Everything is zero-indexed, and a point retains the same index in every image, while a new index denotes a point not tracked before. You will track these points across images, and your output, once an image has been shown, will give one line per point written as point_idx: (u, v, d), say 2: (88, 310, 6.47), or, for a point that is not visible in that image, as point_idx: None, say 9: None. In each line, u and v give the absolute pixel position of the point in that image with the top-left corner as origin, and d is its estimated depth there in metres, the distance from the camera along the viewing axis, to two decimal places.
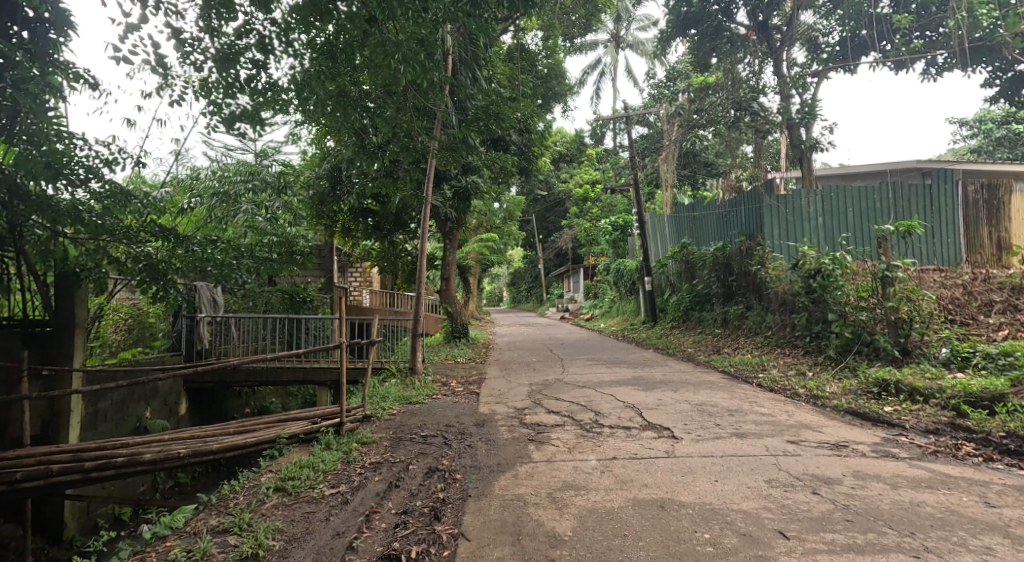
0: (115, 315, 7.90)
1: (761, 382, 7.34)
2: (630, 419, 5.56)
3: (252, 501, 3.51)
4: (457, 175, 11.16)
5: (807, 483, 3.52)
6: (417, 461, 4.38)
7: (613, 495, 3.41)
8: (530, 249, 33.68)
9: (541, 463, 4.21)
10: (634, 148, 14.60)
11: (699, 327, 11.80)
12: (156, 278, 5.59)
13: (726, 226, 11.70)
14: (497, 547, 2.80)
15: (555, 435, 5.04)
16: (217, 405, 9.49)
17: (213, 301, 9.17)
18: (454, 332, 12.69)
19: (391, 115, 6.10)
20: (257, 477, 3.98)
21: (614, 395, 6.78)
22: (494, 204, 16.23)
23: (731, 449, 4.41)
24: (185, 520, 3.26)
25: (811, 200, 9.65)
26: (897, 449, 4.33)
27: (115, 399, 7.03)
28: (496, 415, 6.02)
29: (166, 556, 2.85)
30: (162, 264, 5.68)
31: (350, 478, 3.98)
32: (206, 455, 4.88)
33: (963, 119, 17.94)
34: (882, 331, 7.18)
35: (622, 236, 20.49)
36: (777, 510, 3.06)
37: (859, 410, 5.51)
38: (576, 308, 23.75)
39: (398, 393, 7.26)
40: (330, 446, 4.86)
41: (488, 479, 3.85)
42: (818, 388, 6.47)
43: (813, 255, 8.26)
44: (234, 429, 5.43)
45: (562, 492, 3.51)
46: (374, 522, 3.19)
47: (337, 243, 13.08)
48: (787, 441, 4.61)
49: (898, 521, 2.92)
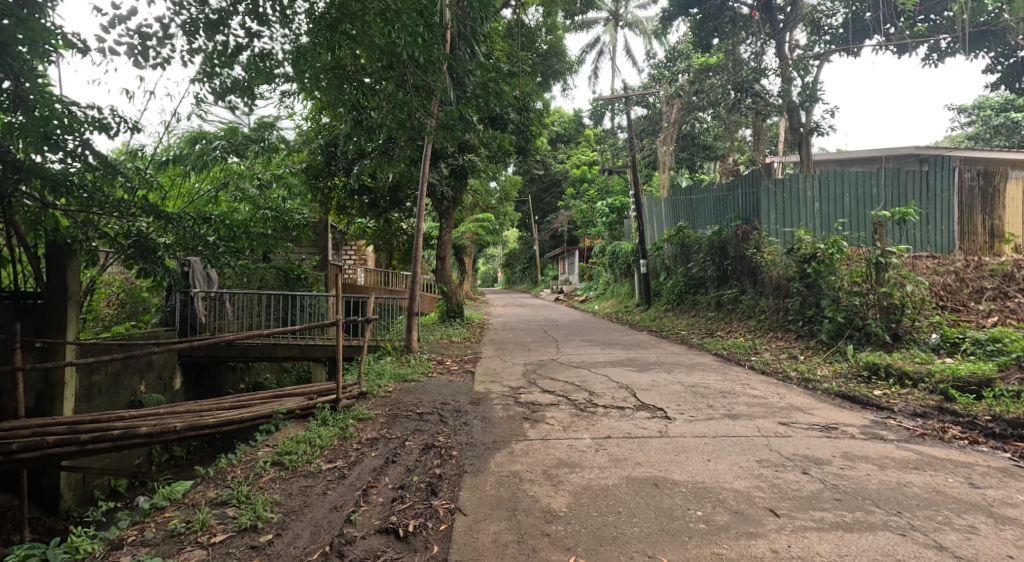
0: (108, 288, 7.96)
1: (754, 364, 7.44)
2: (624, 399, 5.63)
3: (250, 475, 3.53)
4: (454, 153, 11.10)
5: (797, 463, 3.59)
6: (413, 438, 4.43)
7: (607, 473, 3.46)
8: (525, 230, 33.64)
9: (536, 441, 4.26)
10: (632, 129, 14.59)
11: (693, 310, 11.89)
12: (143, 256, 5.58)
13: (722, 210, 11.72)
14: (493, 522, 2.82)
15: (550, 414, 5.11)
16: (212, 380, 9.55)
17: (208, 276, 9.20)
18: (450, 311, 12.72)
19: (391, 91, 6.04)
20: (254, 451, 4.02)
21: (608, 375, 6.86)
22: (491, 184, 16.20)
23: (723, 430, 4.48)
24: (184, 492, 3.26)
25: (809, 185, 9.75)
26: (884, 432, 4.41)
27: (109, 372, 7.04)
28: (491, 393, 6.09)
29: (165, 526, 2.84)
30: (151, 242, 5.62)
31: (347, 454, 4.02)
32: (203, 429, 4.93)
33: (961, 106, 17.89)
34: (874, 317, 7.28)
35: (619, 218, 20.43)
36: (768, 490, 3.12)
37: (849, 393, 5.59)
38: (571, 289, 23.82)
39: (394, 370, 7.31)
40: (327, 421, 4.90)
41: (483, 456, 3.89)
42: (809, 371, 6.57)
43: (809, 241, 8.48)
44: (230, 404, 5.46)
45: (558, 469, 3.56)
46: (372, 496, 3.22)
47: (333, 221, 13.04)
48: (779, 422, 4.69)
49: (884, 500, 2.96)
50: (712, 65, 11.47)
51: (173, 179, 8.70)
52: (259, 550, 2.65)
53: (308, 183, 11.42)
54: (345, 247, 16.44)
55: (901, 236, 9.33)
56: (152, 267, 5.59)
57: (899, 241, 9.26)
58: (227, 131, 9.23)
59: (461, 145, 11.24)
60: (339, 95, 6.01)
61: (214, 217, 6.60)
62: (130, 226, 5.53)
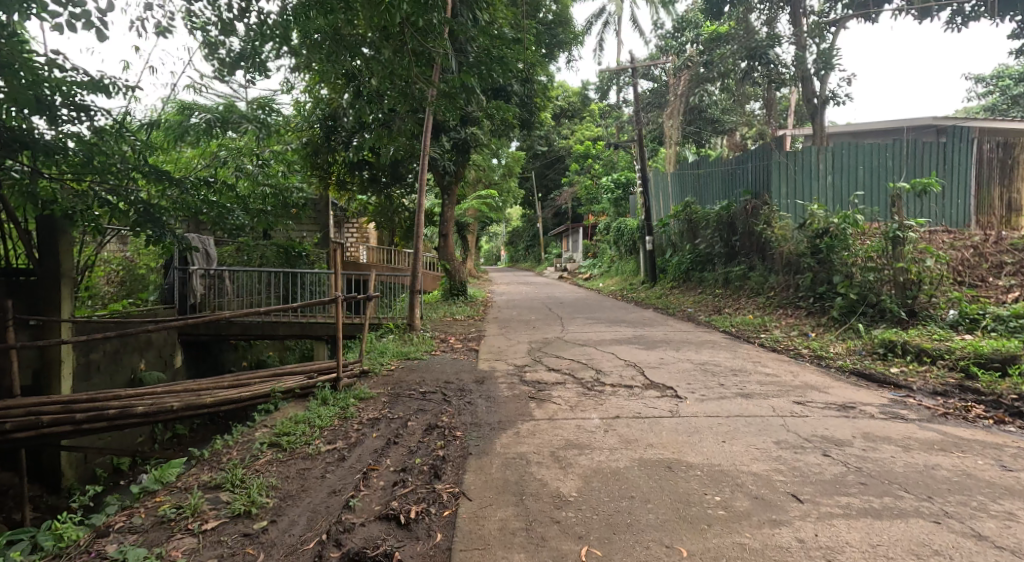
0: (105, 266, 7.96)
1: (763, 341, 7.28)
2: (633, 377, 5.49)
3: (246, 457, 3.39)
4: (455, 126, 10.83)
5: (817, 445, 3.43)
6: (416, 417, 4.28)
7: (617, 456, 3.32)
8: (529, 208, 33.30)
9: (543, 421, 4.10)
10: (638, 102, 14.31)
11: (700, 287, 11.71)
12: (152, 222, 5.87)
13: (731, 184, 11.46)
14: (499, 507, 2.68)
15: (556, 393, 4.96)
16: (214, 359, 9.47)
17: (207, 254, 8.98)
18: (454, 288, 12.55)
19: (388, 57, 5.78)
20: (251, 432, 3.90)
21: (615, 353, 6.71)
22: (495, 160, 15.95)
23: (737, 410, 4.32)
24: (178, 473, 3.13)
25: (821, 157, 9.46)
26: (905, 411, 4.24)
27: (107, 350, 6.92)
28: (496, 371, 5.97)
29: (155, 511, 2.69)
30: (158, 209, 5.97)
31: (347, 435, 3.88)
32: (200, 408, 4.80)
33: (980, 75, 17.38)
34: (889, 293, 7.10)
35: (624, 193, 20.14)
36: (788, 473, 2.97)
37: (865, 371, 5.43)
38: (575, 267, 23.60)
39: (396, 348, 7.18)
40: (327, 401, 4.75)
41: (488, 437, 3.74)
42: (822, 348, 6.44)
43: (822, 215, 8.27)
44: (229, 383, 5.33)
45: (566, 450, 3.42)
46: (372, 479, 3.08)
47: (334, 197, 12.87)
48: (794, 402, 4.54)
49: (914, 485, 2.79)
50: (722, 34, 11.25)
51: (164, 143, 8.47)
52: (252, 538, 2.50)
53: (308, 161, 11.16)
54: (347, 224, 16.25)
55: (918, 209, 9.02)
56: (160, 233, 5.90)
57: (915, 214, 8.96)
58: (221, 105, 9.00)
59: (464, 118, 10.98)
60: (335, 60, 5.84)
61: (212, 185, 6.65)
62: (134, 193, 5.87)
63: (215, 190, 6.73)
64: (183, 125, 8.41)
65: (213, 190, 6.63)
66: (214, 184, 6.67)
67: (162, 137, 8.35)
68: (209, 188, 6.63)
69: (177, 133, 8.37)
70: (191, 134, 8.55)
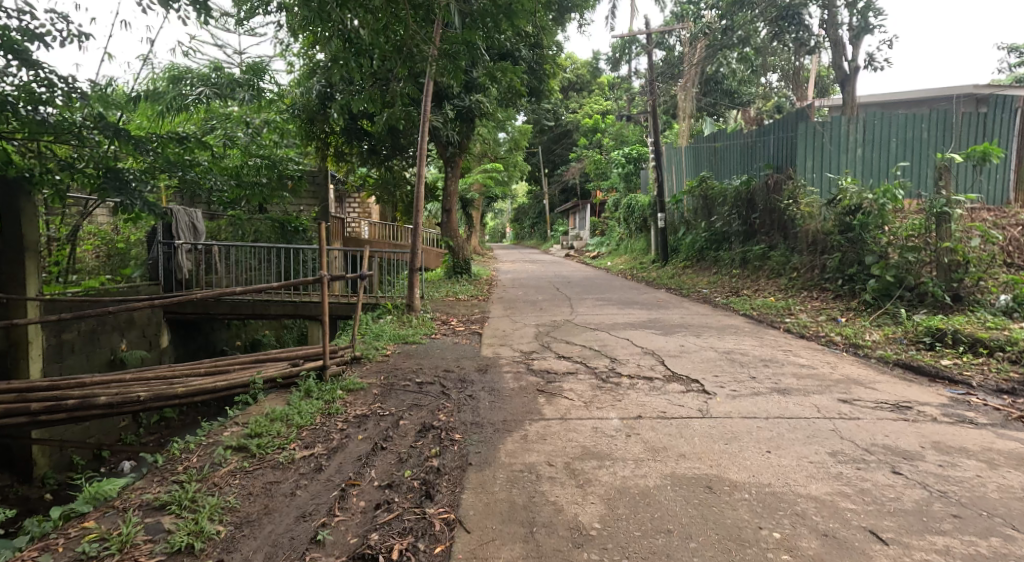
0: (92, 239, 7.27)
1: (789, 327, 6.72)
2: (652, 368, 4.96)
3: (205, 466, 2.85)
4: (459, 94, 10.17)
5: (883, 458, 2.89)
6: (409, 415, 3.75)
7: (644, 470, 2.80)
8: (535, 184, 32.49)
9: (554, 422, 3.58)
10: (652, 73, 13.54)
11: (715, 267, 11.12)
12: (119, 188, 5.65)
13: (751, 158, 10.80)
14: (504, 543, 2.18)
15: (567, 386, 4.43)
16: (205, 339, 9.00)
17: (193, 227, 8.40)
18: (457, 267, 11.99)
19: (381, 6, 5.12)
20: (219, 431, 3.39)
21: (631, 339, 6.15)
22: (500, 132, 15.26)
23: (776, 410, 3.79)
24: (120, 487, 2.60)
25: (853, 128, 8.78)
26: (973, 414, 3.70)
27: (82, 330, 6.39)
28: (500, 358, 5.44)
29: (77, 545, 2.19)
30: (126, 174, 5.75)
31: (328, 437, 3.36)
32: (171, 400, 4.28)
33: (1013, 45, 16.47)
34: (931, 275, 6.52)
35: (635, 169, 19.43)
36: (858, 499, 2.44)
37: (911, 362, 4.90)
38: (582, 245, 22.98)
39: (394, 331, 6.67)
40: (311, 393, 4.24)
41: (492, 442, 3.22)
42: (857, 335, 5.88)
43: (854, 190, 7.60)
44: (206, 370, 4.81)
45: (584, 462, 2.89)
46: (351, 499, 2.56)
47: (332, 169, 12.29)
48: (838, 400, 4.01)
49: (1021, 520, 2.27)
50: None
51: (150, 116, 7.72)
52: None
53: (303, 130, 10.48)
54: (348, 200, 15.67)
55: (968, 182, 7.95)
56: (129, 199, 5.68)
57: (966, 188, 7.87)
58: (211, 70, 8.29)
59: (468, 84, 10.26)
60: (332, 26, 5.32)
61: (186, 141, 6.45)
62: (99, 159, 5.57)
63: (189, 147, 6.48)
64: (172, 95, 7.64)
65: (188, 147, 6.49)
66: (191, 139, 6.50)
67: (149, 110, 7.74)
68: (181, 144, 6.40)
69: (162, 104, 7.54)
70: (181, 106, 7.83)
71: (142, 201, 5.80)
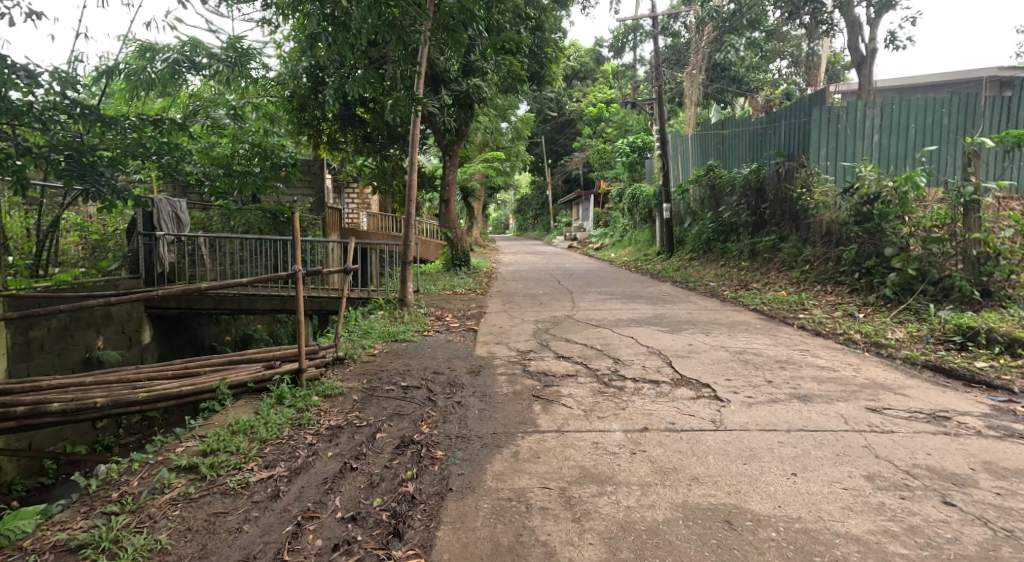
0: (76, 230, 7.28)
1: (804, 323, 6.30)
2: (658, 370, 4.55)
3: (144, 492, 2.47)
4: (456, 78, 9.66)
5: (929, 483, 2.50)
6: (388, 428, 3.35)
7: (651, 499, 2.40)
8: (539, 174, 31.91)
9: (550, 434, 3.19)
10: (658, 57, 13.01)
11: (723, 259, 10.67)
12: (82, 173, 5.31)
13: (761, 146, 10.35)
14: None
15: (566, 392, 4.02)
16: (191, 334, 8.65)
17: (177, 217, 7.96)
18: (455, 259, 11.59)
19: None
20: (172, 447, 3.01)
21: (635, 337, 5.75)
22: (501, 120, 14.76)
23: (799, 420, 3.38)
24: (37, 523, 2.25)
25: (871, 112, 8.30)
26: (1021, 427, 3.30)
27: (53, 327, 6.02)
28: (494, 359, 5.04)
29: None
30: (90, 157, 5.37)
31: (293, 453, 2.96)
32: (132, 406, 3.89)
33: None
34: (957, 268, 6.11)
35: (641, 157, 18.88)
36: (908, 541, 2.07)
37: (942, 365, 4.48)
38: (586, 236, 22.43)
39: (383, 328, 6.28)
40: (283, 400, 3.85)
41: (478, 460, 2.83)
42: (878, 333, 5.46)
43: (873, 177, 7.15)
44: (174, 373, 4.42)
45: (582, 488, 2.51)
46: (306, 539, 2.18)
47: (327, 159, 11.89)
48: (865, 408, 3.60)
49: None
50: None
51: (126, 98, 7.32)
52: None
53: (295, 117, 10.06)
54: (343, 190, 15.24)
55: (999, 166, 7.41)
56: (94, 184, 5.37)
57: (995, 176, 7.34)
58: (186, 46, 7.68)
59: (465, 68, 9.84)
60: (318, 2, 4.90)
61: (160, 124, 6.06)
62: (60, 141, 5.21)
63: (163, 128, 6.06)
64: (147, 71, 7.12)
65: (164, 130, 6.10)
66: (166, 121, 6.12)
67: (126, 94, 7.32)
68: (155, 127, 6.01)
69: (139, 86, 7.12)
70: (158, 85, 7.31)
71: (108, 186, 5.50)
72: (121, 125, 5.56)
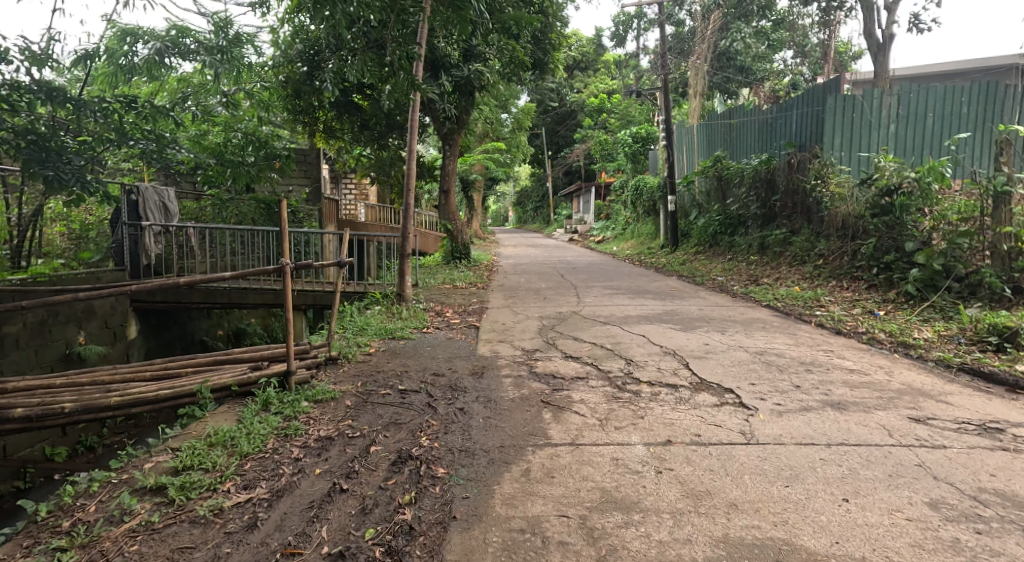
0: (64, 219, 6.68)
1: (823, 320, 5.97)
2: (674, 372, 4.22)
3: (101, 524, 2.13)
4: (457, 63, 9.29)
5: (1003, 512, 2.19)
6: (383, 439, 3.01)
7: (687, 532, 2.09)
8: (539, 166, 31.51)
9: (564, 448, 2.87)
10: (664, 44, 12.65)
11: (730, 252, 10.34)
12: (42, 158, 4.66)
13: (770, 136, 10.00)
14: None
15: (577, 397, 3.69)
16: (179, 328, 8.28)
17: (165, 207, 7.62)
18: (455, 251, 11.24)
19: None
20: (140, 463, 2.68)
21: (647, 335, 5.41)
22: (501, 110, 14.39)
23: (837, 432, 3.06)
24: None
25: (890, 101, 7.96)
26: None
27: (29, 322, 5.66)
28: (498, 359, 4.71)
29: None
30: (52, 142, 4.80)
31: (275, 471, 2.62)
32: (103, 412, 3.53)
33: None
34: (986, 263, 5.78)
35: (644, 149, 18.51)
36: None
37: (980, 369, 4.16)
38: (586, 229, 22.02)
39: (379, 324, 5.93)
40: (269, 406, 3.51)
41: (485, 480, 2.50)
42: (905, 332, 5.14)
43: (893, 168, 6.81)
44: (152, 374, 4.07)
45: (606, 516, 2.19)
46: None
47: (326, 148, 11.57)
48: (908, 418, 3.28)
49: None
50: None
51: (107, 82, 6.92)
52: None
53: (289, 104, 9.69)
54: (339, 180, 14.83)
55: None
56: (59, 173, 4.70)
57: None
58: (172, 30, 7.27)
59: (467, 53, 9.50)
60: None
61: (137, 106, 5.73)
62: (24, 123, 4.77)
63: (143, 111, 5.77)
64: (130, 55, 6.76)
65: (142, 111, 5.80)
66: (144, 104, 5.81)
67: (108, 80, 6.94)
68: (132, 110, 5.68)
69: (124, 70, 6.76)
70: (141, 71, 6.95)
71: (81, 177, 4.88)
72: (93, 110, 5.19)
